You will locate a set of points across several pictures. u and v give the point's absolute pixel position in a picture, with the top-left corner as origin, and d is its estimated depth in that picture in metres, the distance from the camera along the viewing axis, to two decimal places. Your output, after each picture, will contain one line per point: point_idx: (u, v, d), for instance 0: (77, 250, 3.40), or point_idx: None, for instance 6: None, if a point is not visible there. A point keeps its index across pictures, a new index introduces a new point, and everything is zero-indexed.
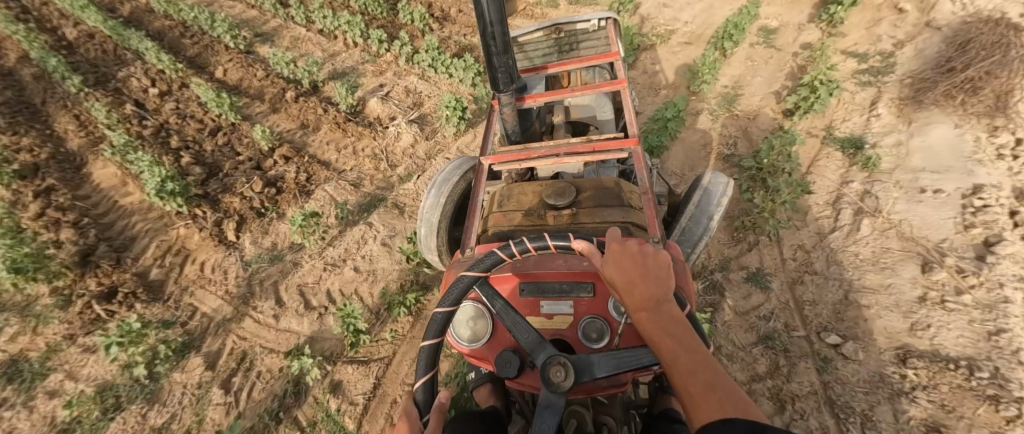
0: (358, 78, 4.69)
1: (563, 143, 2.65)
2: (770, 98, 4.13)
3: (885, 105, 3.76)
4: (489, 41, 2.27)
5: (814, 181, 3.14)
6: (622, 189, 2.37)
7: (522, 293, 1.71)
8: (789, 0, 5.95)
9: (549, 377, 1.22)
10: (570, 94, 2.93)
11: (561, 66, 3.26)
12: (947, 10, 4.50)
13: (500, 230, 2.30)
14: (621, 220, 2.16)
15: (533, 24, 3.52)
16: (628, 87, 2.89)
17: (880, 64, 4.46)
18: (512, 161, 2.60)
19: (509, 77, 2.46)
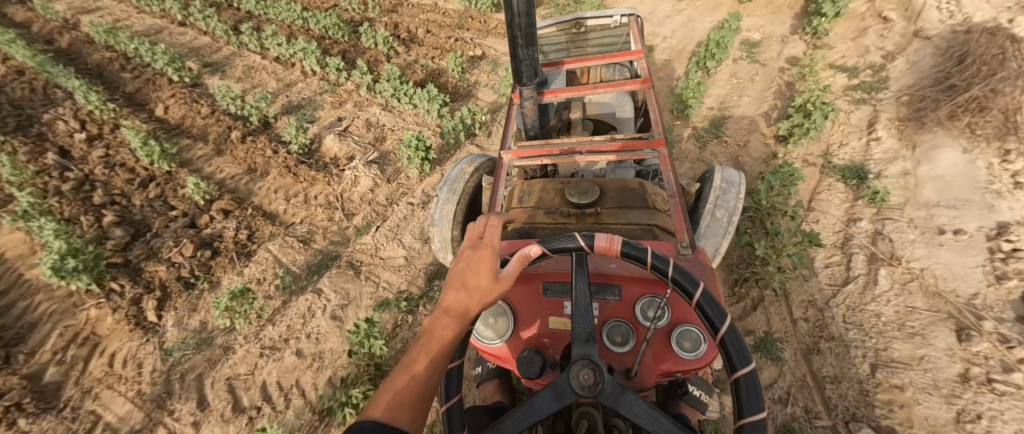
0: (315, 111, 4.30)
1: (585, 142, 2.61)
2: (759, 121, 3.86)
3: (884, 125, 3.49)
4: (515, 34, 2.37)
5: (817, 219, 2.85)
6: (646, 191, 2.31)
7: (546, 293, 1.74)
8: (769, 11, 5.76)
9: (577, 385, 1.23)
10: (591, 91, 2.91)
11: (582, 61, 3.26)
12: (934, 19, 4.32)
13: (521, 227, 2.25)
14: (646, 222, 2.13)
15: (554, 17, 3.56)
16: (652, 86, 2.83)
17: (871, 78, 4.24)
18: (533, 157, 2.55)
19: (531, 71, 2.52)
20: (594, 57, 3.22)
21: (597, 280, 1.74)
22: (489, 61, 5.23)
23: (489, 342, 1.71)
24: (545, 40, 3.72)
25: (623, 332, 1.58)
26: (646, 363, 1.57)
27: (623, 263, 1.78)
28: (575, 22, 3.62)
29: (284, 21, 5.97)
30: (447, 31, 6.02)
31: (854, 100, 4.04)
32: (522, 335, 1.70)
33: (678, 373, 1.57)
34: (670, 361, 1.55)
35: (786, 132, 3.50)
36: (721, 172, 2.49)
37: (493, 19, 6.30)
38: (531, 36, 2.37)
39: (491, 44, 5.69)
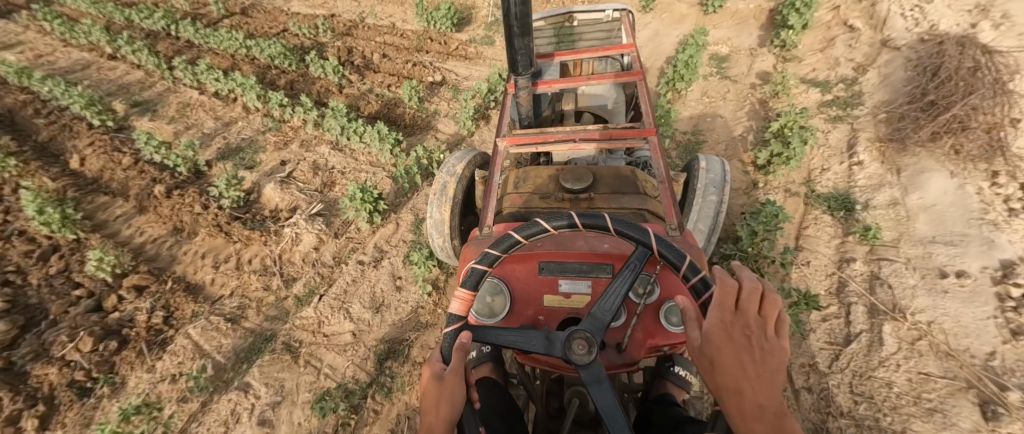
0: (256, 152, 3.87)
1: (579, 131, 2.80)
2: (736, 145, 3.67)
3: (864, 147, 3.34)
4: (512, 23, 2.61)
5: (808, 258, 2.61)
6: (637, 178, 2.57)
7: (543, 271, 1.75)
8: (734, 22, 5.68)
9: (574, 356, 1.25)
10: (583, 83, 3.15)
11: (574, 54, 3.48)
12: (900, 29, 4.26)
13: (516, 210, 2.48)
14: (637, 207, 2.39)
15: (549, 11, 3.96)
16: (644, 79, 3.02)
17: (845, 93, 4.11)
18: (529, 144, 2.73)
19: (526, 61, 2.78)
20: (587, 51, 3.45)
21: (593, 259, 1.75)
22: (450, 87, 4.91)
23: (484, 320, 1.72)
24: (541, 33, 4.10)
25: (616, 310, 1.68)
26: (636, 338, 1.65)
27: (615, 242, 1.80)
28: (569, 16, 3.99)
29: (226, 50, 5.49)
30: (405, 55, 5.68)
31: (829, 117, 3.86)
32: (518, 313, 1.72)
33: (667, 347, 1.66)
34: (660, 335, 1.65)
35: (765, 161, 3.27)
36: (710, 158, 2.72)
37: (454, 40, 6.00)
38: (527, 26, 2.62)
39: (452, 67, 5.38)
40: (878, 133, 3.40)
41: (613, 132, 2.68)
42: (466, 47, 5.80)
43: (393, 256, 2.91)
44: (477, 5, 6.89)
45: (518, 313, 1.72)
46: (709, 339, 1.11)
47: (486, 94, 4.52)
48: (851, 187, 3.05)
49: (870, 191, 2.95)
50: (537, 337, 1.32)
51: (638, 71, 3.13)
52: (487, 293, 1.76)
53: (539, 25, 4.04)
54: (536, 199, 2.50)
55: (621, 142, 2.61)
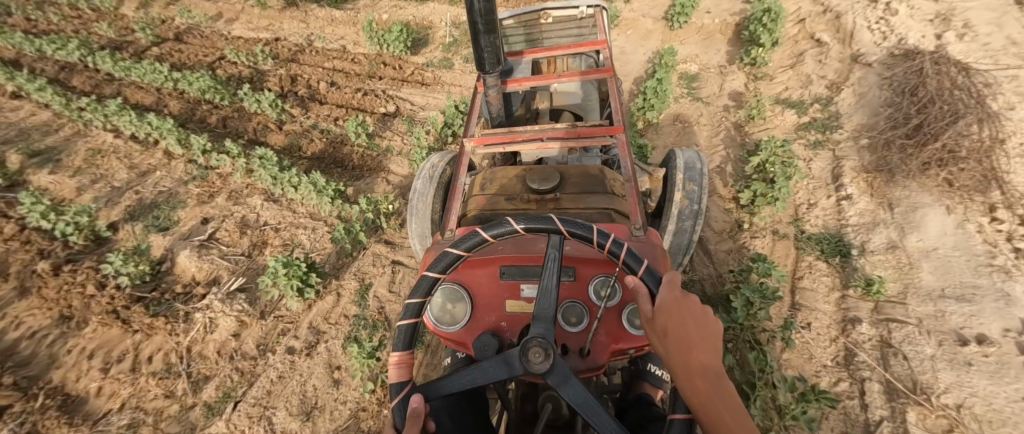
0: (173, 208, 3.32)
1: (547, 129, 2.73)
2: (715, 176, 3.38)
3: (850, 178, 3.09)
4: (476, 21, 2.44)
5: (808, 319, 2.31)
6: (605, 177, 2.55)
7: (503, 276, 1.71)
8: (700, 40, 5.50)
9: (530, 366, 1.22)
10: (556, 79, 3.02)
11: (548, 52, 3.35)
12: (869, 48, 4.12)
13: (481, 213, 2.44)
14: (604, 207, 2.35)
15: (521, 9, 3.67)
16: (615, 75, 2.95)
17: (821, 114, 3.89)
18: (497, 144, 2.63)
19: (493, 59, 2.60)
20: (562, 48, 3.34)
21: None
22: (404, 118, 4.45)
23: (446, 327, 1.72)
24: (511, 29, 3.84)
25: (576, 313, 1.61)
26: (599, 342, 1.60)
27: (578, 246, 1.77)
28: (542, 13, 3.72)
29: (149, 84, 4.88)
30: (354, 83, 5.20)
31: (809, 141, 3.61)
32: (480, 319, 1.69)
33: (631, 350, 1.63)
34: (624, 340, 1.59)
35: (748, 201, 2.99)
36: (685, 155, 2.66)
37: (409, 64, 5.58)
38: (492, 23, 2.44)
39: (407, 96, 4.94)
40: (862, 160, 3.18)
41: (581, 130, 2.61)
42: (422, 73, 5.37)
43: (331, 339, 2.44)
44: (434, 27, 6.51)
45: (481, 320, 1.69)
46: (660, 307, 1.18)
47: (443, 129, 4.13)
48: (842, 226, 2.79)
49: (864, 232, 2.69)
50: (493, 360, 1.26)
51: (610, 68, 3.06)
52: (448, 300, 1.74)
53: (509, 22, 3.76)
54: (502, 201, 2.47)
55: (589, 139, 2.56)
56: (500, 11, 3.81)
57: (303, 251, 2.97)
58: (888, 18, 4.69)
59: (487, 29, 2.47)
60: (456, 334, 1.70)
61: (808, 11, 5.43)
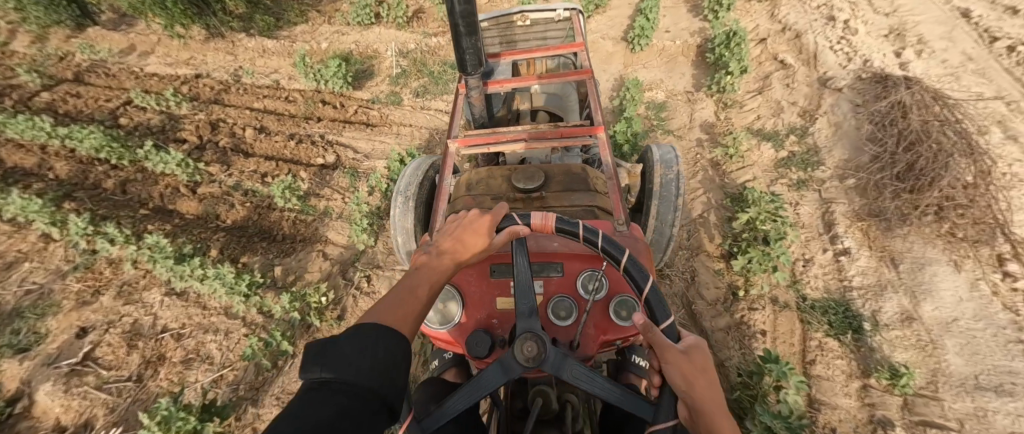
0: (41, 319, 2.63)
1: (530, 129, 2.73)
2: (699, 228, 3.02)
3: (844, 226, 2.79)
4: (457, 22, 2.42)
5: (831, 423, 2.00)
6: (588, 175, 2.55)
7: (494, 274, 1.71)
8: (664, 63, 5.24)
9: (523, 360, 1.27)
10: (535, 81, 2.96)
11: (526, 54, 3.24)
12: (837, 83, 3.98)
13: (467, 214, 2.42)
14: (587, 205, 2.35)
15: (499, 10, 3.67)
16: (593, 77, 2.94)
17: (798, 147, 3.62)
18: (481, 144, 2.63)
19: (475, 60, 2.57)
20: (540, 49, 3.24)
21: (541, 258, 1.78)
22: (344, 170, 3.86)
23: (440, 326, 1.67)
24: (488, 32, 3.84)
25: (566, 307, 1.65)
26: (588, 334, 1.65)
27: (564, 242, 1.85)
28: (521, 15, 3.72)
29: (31, 142, 4.01)
30: (289, 128, 4.56)
31: (792, 180, 3.32)
32: (472, 317, 1.67)
33: (618, 341, 1.68)
34: (612, 330, 1.65)
35: (741, 266, 2.61)
36: (663, 153, 2.79)
37: (353, 101, 5.02)
38: (474, 25, 2.43)
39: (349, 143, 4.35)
40: (852, 204, 2.92)
41: (564, 130, 2.62)
42: (366, 112, 4.80)
43: None
44: (380, 56, 5.96)
45: (473, 318, 1.67)
46: (690, 347, 1.13)
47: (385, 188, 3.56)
48: (845, 288, 2.48)
49: (872, 297, 2.37)
50: (527, 302, 1.37)
51: (588, 70, 3.02)
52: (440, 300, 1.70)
53: (487, 23, 3.75)
54: (488, 201, 2.43)
55: (572, 139, 2.57)
56: (478, 15, 3.74)
57: (210, 369, 2.42)
58: (849, 39, 4.58)
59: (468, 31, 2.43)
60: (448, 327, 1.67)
61: (766, 32, 5.32)
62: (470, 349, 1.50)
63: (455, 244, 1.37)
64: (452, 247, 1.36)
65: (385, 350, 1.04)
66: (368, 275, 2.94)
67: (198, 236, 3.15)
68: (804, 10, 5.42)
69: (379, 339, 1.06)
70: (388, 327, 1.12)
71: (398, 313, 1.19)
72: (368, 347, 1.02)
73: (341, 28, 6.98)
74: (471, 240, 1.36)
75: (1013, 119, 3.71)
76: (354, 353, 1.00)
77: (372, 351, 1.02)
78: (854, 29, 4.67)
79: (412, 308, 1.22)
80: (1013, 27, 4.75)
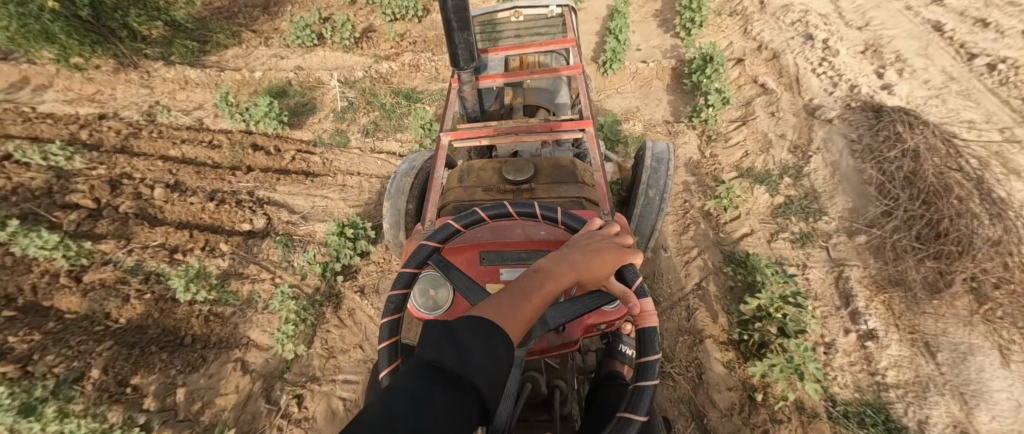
0: None
1: (522, 123, 2.73)
2: (698, 302, 2.60)
3: (864, 301, 2.41)
4: (450, 17, 2.42)
5: None
6: (579, 166, 2.46)
7: (482, 261, 1.74)
8: (637, 87, 4.84)
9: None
10: (526, 76, 3.02)
11: (518, 50, 3.28)
12: (825, 114, 3.67)
13: (458, 204, 2.33)
14: (575, 197, 2.26)
15: (493, 7, 3.74)
16: (585, 72, 2.96)
17: (794, 191, 3.24)
18: (473, 137, 2.67)
19: (468, 55, 2.58)
20: (532, 46, 3.28)
21: (529, 246, 1.75)
22: (275, 238, 3.31)
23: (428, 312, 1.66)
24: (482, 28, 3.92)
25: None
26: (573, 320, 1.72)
27: (552, 229, 1.81)
28: (514, 11, 3.78)
29: None
30: (213, 185, 4.02)
31: (794, 233, 2.93)
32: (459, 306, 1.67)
33: (602, 325, 1.75)
34: (596, 316, 1.72)
35: (760, 371, 2.15)
36: (653, 147, 2.77)
37: (289, 146, 4.52)
38: (466, 20, 2.42)
39: (284, 203, 3.85)
40: (868, 267, 2.55)
41: (554, 124, 2.66)
42: (306, 158, 4.35)
43: None
44: (323, 86, 5.45)
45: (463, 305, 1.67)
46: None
47: (319, 265, 2.92)
48: (879, 388, 2.09)
49: (912, 404, 2.01)
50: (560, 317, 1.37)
51: (579, 66, 3.06)
52: (430, 286, 1.71)
53: (481, 17, 3.82)
54: (479, 191, 2.36)
55: (561, 133, 2.60)
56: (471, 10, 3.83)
57: None
58: (830, 59, 4.29)
59: (461, 26, 2.44)
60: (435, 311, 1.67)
61: (740, 51, 5.03)
62: None
63: (584, 251, 1.32)
64: (582, 260, 1.29)
65: (495, 347, 0.99)
66: (298, 396, 2.42)
67: (72, 353, 2.50)
68: (778, 26, 5.14)
69: (493, 343, 0.99)
70: (500, 328, 1.05)
71: (509, 313, 1.10)
72: (481, 348, 0.96)
73: (280, 51, 6.55)
74: (600, 259, 1.32)
75: (1010, 149, 3.48)
76: (470, 343, 0.96)
77: (490, 352, 0.96)
78: (834, 49, 4.39)
79: (525, 313, 1.12)
80: (987, 42, 4.60)
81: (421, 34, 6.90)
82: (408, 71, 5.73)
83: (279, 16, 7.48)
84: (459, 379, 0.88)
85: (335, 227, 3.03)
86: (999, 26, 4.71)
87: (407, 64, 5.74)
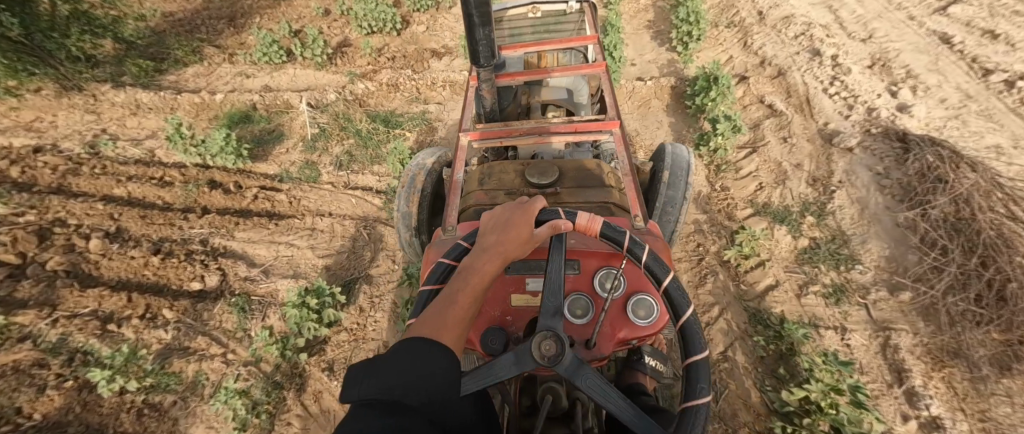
0: None
1: (543, 125, 2.75)
2: (729, 379, 2.30)
3: (924, 380, 2.12)
4: (471, 13, 2.35)
5: None
6: (602, 171, 2.56)
7: (509, 271, 1.77)
8: (635, 106, 4.51)
9: (542, 358, 1.22)
10: (548, 75, 3.03)
11: (538, 47, 3.29)
12: (843, 142, 3.35)
13: (481, 207, 2.42)
14: (600, 201, 2.35)
15: (512, 2, 3.80)
16: (607, 71, 2.98)
17: (820, 231, 2.90)
18: (494, 139, 2.67)
19: (489, 52, 2.51)
20: (552, 43, 3.29)
21: (559, 257, 1.78)
22: (229, 300, 3.06)
23: None
24: (502, 25, 3.93)
25: (583, 305, 1.64)
26: (604, 334, 1.63)
27: (581, 240, 1.84)
28: (531, 7, 3.83)
29: None
30: (162, 233, 3.69)
31: (827, 285, 2.59)
32: (487, 314, 1.72)
33: (633, 340, 1.66)
34: (627, 329, 1.63)
35: None
36: (674, 151, 2.87)
37: (250, 183, 4.16)
38: (487, 15, 2.35)
39: (245, 254, 3.44)
40: (919, 333, 2.26)
41: (577, 125, 2.67)
42: (270, 197, 3.98)
43: None
44: (292, 110, 5.09)
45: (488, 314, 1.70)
46: None
47: (276, 345, 2.64)
48: None
49: None
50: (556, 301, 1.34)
51: (600, 63, 3.07)
52: None
53: (500, 14, 3.87)
54: (501, 194, 2.44)
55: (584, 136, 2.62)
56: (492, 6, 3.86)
57: None
58: (842, 77, 3.97)
59: (484, 23, 2.37)
60: None
61: (741, 67, 4.71)
62: (486, 345, 1.60)
63: (496, 231, 1.38)
64: (494, 242, 1.35)
65: (426, 362, 1.05)
66: None
67: None
68: (780, 40, 4.82)
69: (425, 355, 1.06)
70: (433, 340, 1.11)
71: (443, 318, 1.16)
72: (410, 370, 1.03)
73: (246, 69, 6.24)
74: (517, 233, 1.36)
75: None
76: (393, 372, 1.01)
77: (414, 367, 1.03)
78: (845, 66, 4.06)
79: (459, 312, 1.19)
80: (998, 55, 4.30)
81: (400, 48, 6.49)
82: (387, 91, 5.33)
83: (247, 30, 7.02)
84: (390, 403, 0.95)
85: (294, 300, 2.73)
86: (1009, 39, 4.41)
87: (384, 83, 5.35)
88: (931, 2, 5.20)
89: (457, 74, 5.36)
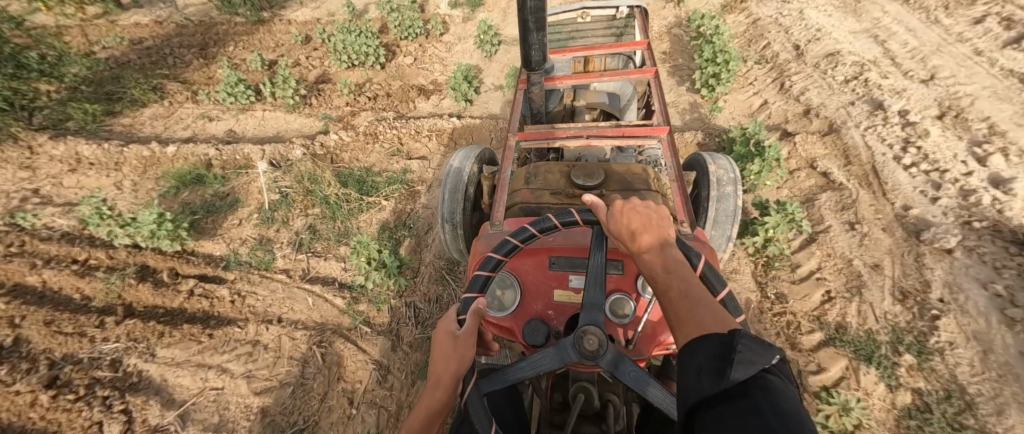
0: None
1: (591, 127, 2.53)
2: None
3: None
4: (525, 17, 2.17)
5: None
6: (649, 175, 2.22)
7: (553, 266, 1.73)
8: None
9: (585, 350, 1.31)
10: (597, 78, 2.80)
11: (587, 50, 3.10)
12: (938, 241, 2.58)
13: (527, 206, 2.14)
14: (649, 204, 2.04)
15: (562, 7, 3.69)
16: (657, 78, 2.73)
17: (924, 381, 2.15)
18: (541, 138, 2.43)
19: (542, 57, 2.36)
20: (602, 48, 3.07)
21: None
22: None
23: (496, 314, 1.71)
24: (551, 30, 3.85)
25: (625, 306, 1.64)
26: (645, 335, 1.62)
27: None
28: (581, 12, 3.73)
29: None
30: (67, 349, 2.89)
31: None
32: (528, 306, 1.71)
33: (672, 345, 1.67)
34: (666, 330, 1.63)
35: None
36: (714, 157, 2.67)
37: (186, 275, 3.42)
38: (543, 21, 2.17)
39: (163, 385, 2.72)
40: None
41: (627, 128, 2.42)
42: (209, 294, 3.22)
43: None
44: (251, 168, 4.35)
45: (529, 307, 1.71)
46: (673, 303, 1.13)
47: None
48: None
49: None
50: (552, 359, 1.36)
51: (652, 69, 2.82)
52: (497, 286, 1.76)
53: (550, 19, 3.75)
54: (547, 194, 2.15)
55: (633, 139, 2.37)
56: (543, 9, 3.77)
57: None
58: (917, 140, 3.20)
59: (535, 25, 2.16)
60: (502, 320, 1.71)
61: (779, 116, 3.97)
62: (527, 337, 1.58)
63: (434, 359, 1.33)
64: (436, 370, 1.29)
65: None
66: None
67: None
68: (825, 83, 4.04)
69: None
70: None
71: None
72: None
73: (210, 110, 5.52)
74: (448, 354, 1.30)
75: None
76: None
77: None
78: (920, 126, 3.28)
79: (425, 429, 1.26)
80: None
81: (383, 84, 5.76)
82: (364, 142, 4.60)
83: (217, 61, 6.29)
84: None
85: None
86: None
87: (362, 133, 4.64)
88: (999, 31, 4.34)
89: (445, 120, 4.69)
